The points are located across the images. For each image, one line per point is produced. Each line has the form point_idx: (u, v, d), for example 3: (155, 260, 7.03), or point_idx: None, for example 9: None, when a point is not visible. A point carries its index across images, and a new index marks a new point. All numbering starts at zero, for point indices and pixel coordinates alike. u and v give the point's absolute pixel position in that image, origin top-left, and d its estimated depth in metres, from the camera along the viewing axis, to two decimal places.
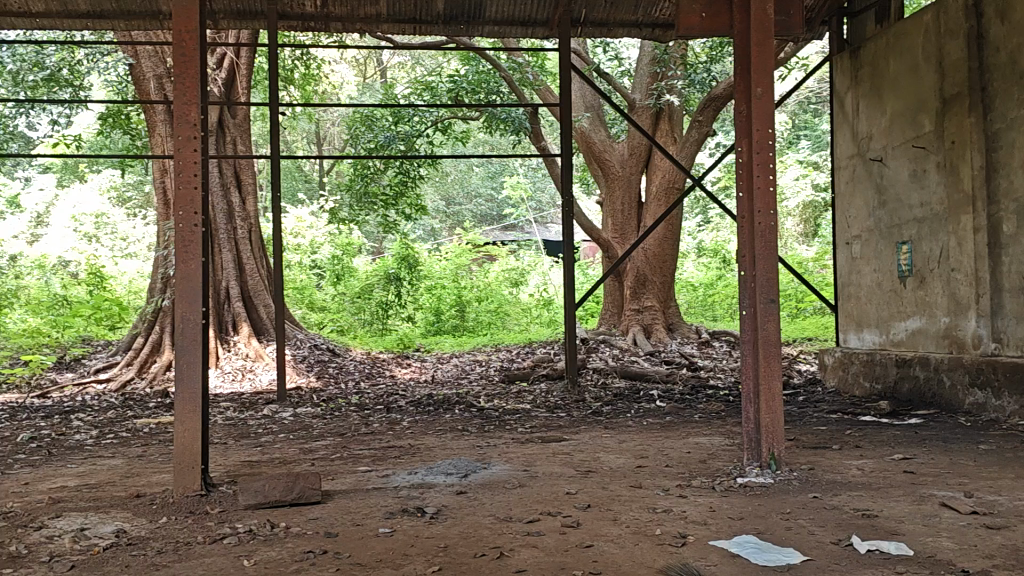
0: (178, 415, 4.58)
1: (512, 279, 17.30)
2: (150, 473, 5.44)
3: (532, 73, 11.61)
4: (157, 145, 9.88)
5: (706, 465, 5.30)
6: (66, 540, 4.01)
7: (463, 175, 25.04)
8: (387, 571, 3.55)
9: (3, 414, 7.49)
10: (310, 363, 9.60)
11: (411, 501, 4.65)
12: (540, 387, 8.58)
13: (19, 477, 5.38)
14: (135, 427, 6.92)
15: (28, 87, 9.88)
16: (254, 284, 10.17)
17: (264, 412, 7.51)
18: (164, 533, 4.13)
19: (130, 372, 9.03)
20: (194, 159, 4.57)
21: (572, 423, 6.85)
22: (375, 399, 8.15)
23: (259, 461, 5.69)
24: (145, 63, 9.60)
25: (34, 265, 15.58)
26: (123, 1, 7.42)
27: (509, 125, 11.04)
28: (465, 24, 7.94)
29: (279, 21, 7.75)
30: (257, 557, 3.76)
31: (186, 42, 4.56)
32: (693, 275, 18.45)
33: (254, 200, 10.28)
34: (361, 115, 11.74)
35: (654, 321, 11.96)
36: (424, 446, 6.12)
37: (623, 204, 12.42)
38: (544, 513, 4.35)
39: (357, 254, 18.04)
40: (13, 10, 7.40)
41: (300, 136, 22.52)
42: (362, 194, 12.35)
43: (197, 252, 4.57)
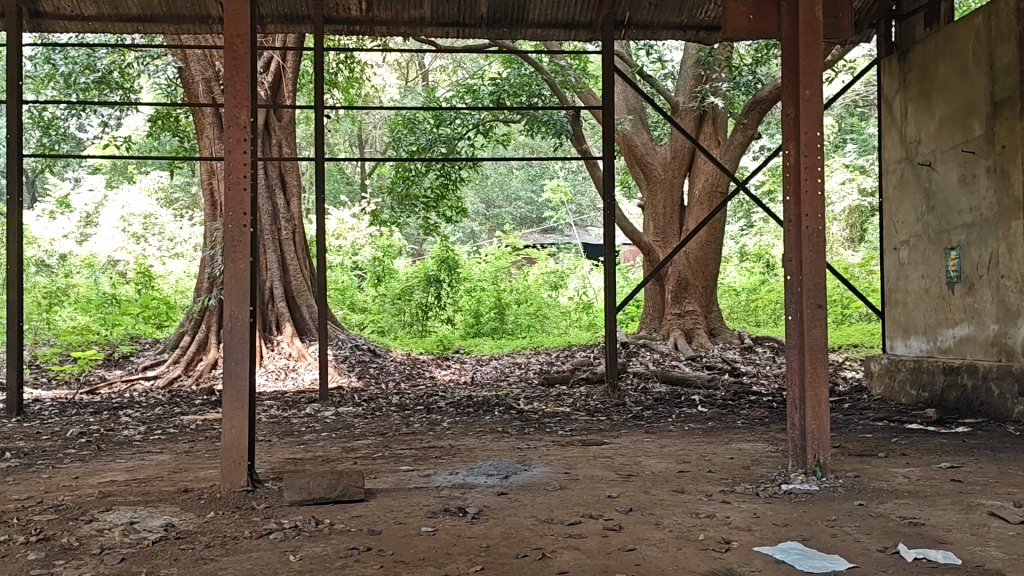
0: (226, 412, 4.65)
1: (552, 283, 17.33)
2: (197, 468, 5.52)
3: (575, 76, 11.65)
4: (206, 148, 10.02)
5: (750, 471, 5.25)
6: (116, 533, 4.09)
7: (503, 178, 25.28)
8: (430, 570, 3.57)
9: (54, 409, 7.65)
10: (351, 364, 9.69)
11: (453, 501, 4.67)
12: (580, 390, 8.59)
13: (70, 470, 5.50)
14: (182, 424, 7.04)
15: (79, 89, 10.02)
16: (298, 285, 10.27)
17: (307, 411, 7.59)
18: (212, 528, 4.19)
19: (177, 369, 9.18)
20: (245, 162, 4.64)
21: (613, 427, 6.84)
22: (416, 399, 8.22)
23: (303, 459, 5.74)
24: (195, 66, 9.79)
25: (84, 265, 15.91)
26: (173, 5, 7.55)
27: (551, 127, 11.07)
28: (509, 28, 7.95)
29: (325, 25, 7.82)
30: (303, 553, 3.81)
31: (237, 45, 4.64)
32: (735, 279, 18.31)
33: (298, 201, 10.38)
34: (403, 118, 11.79)
35: (695, 325, 11.90)
36: (466, 446, 6.15)
37: (664, 207, 12.38)
38: (586, 515, 4.35)
39: (398, 256, 18.14)
40: (65, 14, 7.56)
41: (342, 138, 22.73)
42: (403, 196, 12.43)
43: (246, 252, 4.63)
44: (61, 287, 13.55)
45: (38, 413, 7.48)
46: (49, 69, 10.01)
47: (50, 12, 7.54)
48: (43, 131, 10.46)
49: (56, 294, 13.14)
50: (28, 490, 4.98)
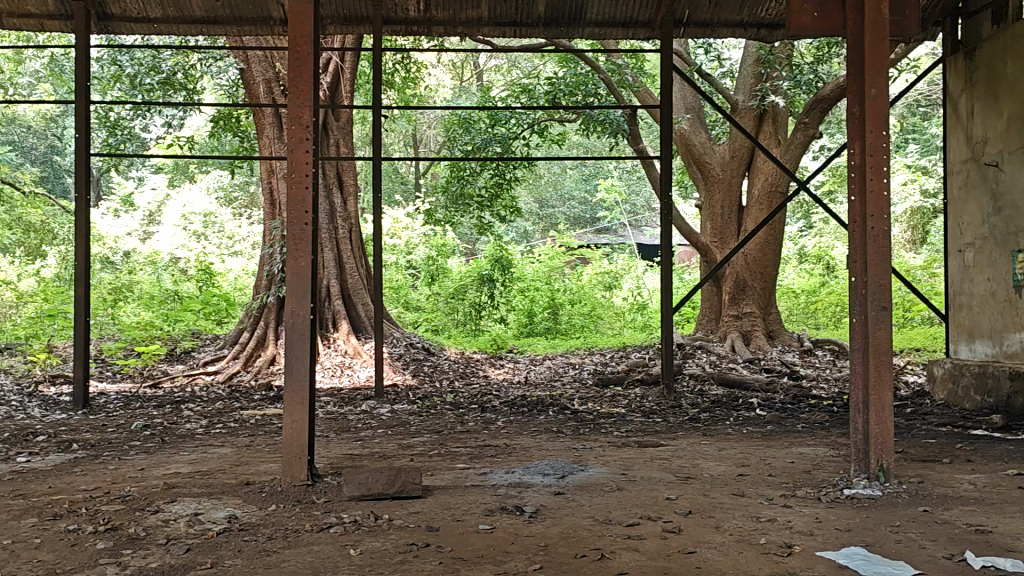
0: (286, 407, 4.71)
1: (606, 283, 17.26)
2: (258, 462, 5.61)
3: (631, 75, 11.58)
4: (266, 148, 10.16)
5: (811, 475, 5.17)
6: (182, 524, 4.17)
7: (557, 177, 25.29)
8: (489, 567, 3.58)
9: (119, 402, 7.84)
10: (406, 362, 9.75)
11: (511, 500, 4.68)
12: (636, 391, 8.55)
13: (135, 462, 5.62)
14: (242, 418, 7.16)
15: (145, 90, 10.26)
16: (354, 283, 10.38)
17: (362, 408, 7.67)
18: (273, 521, 4.26)
19: (237, 365, 9.34)
20: (306, 161, 4.70)
21: (669, 429, 6.79)
22: (470, 398, 8.23)
23: (361, 455, 5.79)
24: (256, 68, 9.96)
25: (147, 261, 16.27)
26: (236, 7, 7.67)
27: (606, 127, 11.03)
28: (567, 27, 7.94)
29: (384, 26, 7.90)
30: (363, 547, 3.85)
31: (300, 46, 4.69)
32: (793, 281, 18.07)
33: (355, 200, 10.50)
34: (459, 117, 11.84)
35: (754, 327, 11.76)
36: (521, 446, 6.15)
37: (722, 207, 12.26)
38: (645, 517, 4.32)
39: (452, 256, 18.20)
40: (131, 16, 7.74)
41: (397, 137, 22.93)
42: (458, 195, 12.50)
43: (307, 250, 4.69)
44: (125, 283, 13.87)
45: (103, 406, 7.67)
46: (115, 69, 10.23)
47: (117, 14, 7.73)
48: (110, 131, 10.72)
49: (121, 291, 13.46)
50: (96, 481, 5.11)
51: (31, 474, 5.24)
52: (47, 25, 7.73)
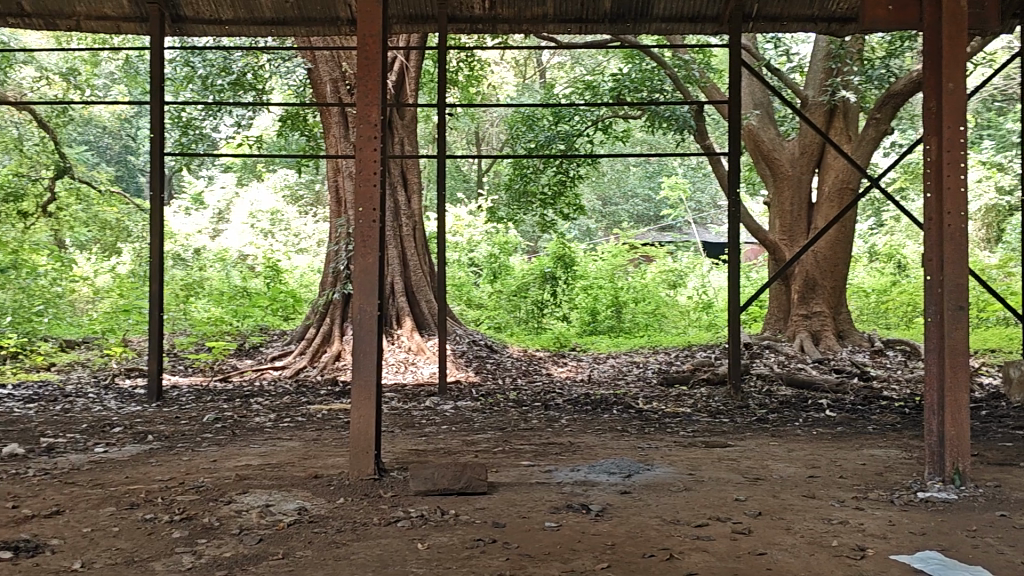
0: (354, 402, 4.77)
1: (670, 281, 17.08)
2: (326, 455, 5.70)
3: (698, 70, 11.46)
4: (332, 146, 10.30)
5: (883, 478, 5.06)
6: (254, 514, 4.26)
7: (620, 175, 25.17)
8: (556, 565, 3.59)
9: (191, 395, 8.04)
10: (469, 359, 9.81)
11: (577, 497, 4.67)
12: (701, 390, 8.46)
13: (208, 454, 5.75)
14: (309, 413, 7.28)
15: (216, 91, 10.54)
16: (417, 280, 10.47)
17: (426, 404, 7.74)
18: (342, 513, 4.32)
19: (303, 360, 9.50)
20: (375, 158, 4.75)
21: (736, 429, 6.71)
22: (533, 396, 8.24)
23: (426, 450, 5.83)
24: (323, 67, 10.12)
25: (216, 258, 16.63)
26: (305, 8, 7.76)
27: (673, 123, 10.97)
28: (633, 22, 7.88)
29: (449, 24, 7.94)
30: (430, 542, 3.88)
31: (368, 45, 4.74)
32: (863, 279, 17.70)
33: (418, 198, 10.58)
34: (522, 115, 11.87)
35: (823, 327, 11.56)
36: (586, 444, 6.14)
37: (792, 204, 12.08)
38: (714, 518, 4.27)
39: (515, 254, 18.22)
40: (203, 17, 7.90)
41: (460, 136, 23.08)
42: (521, 193, 12.54)
43: (374, 247, 4.74)
44: (196, 279, 14.21)
45: (176, 399, 7.87)
46: (187, 70, 10.50)
47: (190, 17, 7.91)
48: (182, 131, 11.07)
49: (193, 286, 13.80)
50: (171, 471, 5.24)
51: (109, 464, 5.40)
52: (123, 27, 7.94)
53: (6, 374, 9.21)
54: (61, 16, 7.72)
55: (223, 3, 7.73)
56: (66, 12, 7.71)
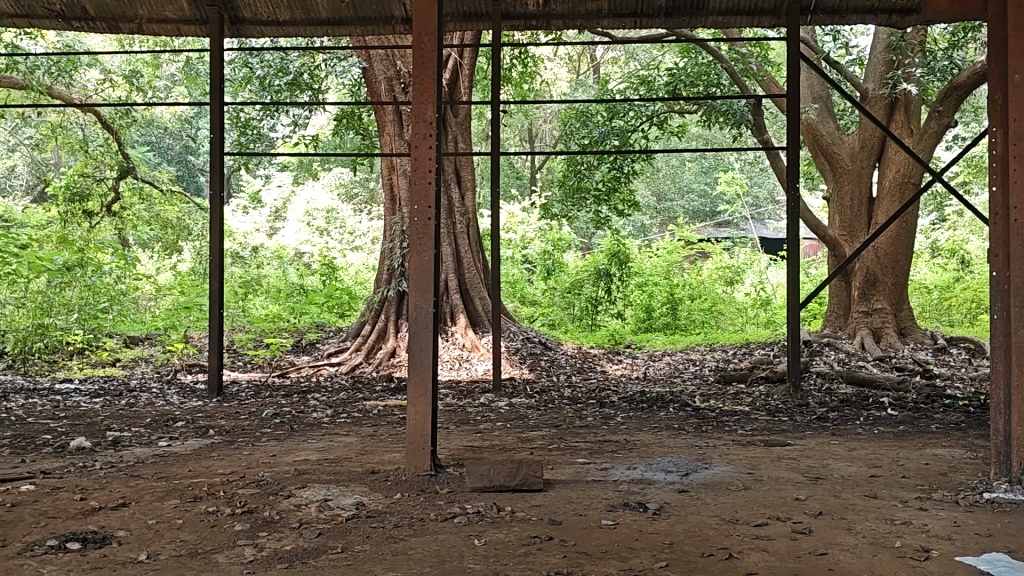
0: (410, 398, 4.81)
1: (727, 278, 16.88)
2: (382, 451, 5.75)
3: (756, 64, 11.32)
4: (387, 145, 10.38)
5: (948, 478, 4.93)
6: (313, 508, 4.32)
7: (675, 170, 24.97)
8: (614, 563, 3.56)
9: (250, 391, 8.19)
10: (523, 356, 9.82)
11: (633, 496, 4.64)
12: (760, 388, 8.35)
13: (268, 448, 5.85)
14: (365, 409, 7.36)
15: (274, 91, 10.71)
16: (471, 278, 10.50)
17: (481, 400, 7.77)
18: (400, 509, 4.35)
19: (358, 357, 9.60)
20: (430, 157, 4.77)
21: (796, 428, 6.61)
22: (588, 393, 8.22)
23: (481, 447, 5.86)
24: (378, 66, 10.21)
25: (274, 256, 16.91)
26: (359, 7, 7.80)
27: (730, 118, 10.84)
28: (689, 16, 7.80)
29: (503, 21, 7.97)
30: (487, 538, 3.89)
31: (424, 44, 4.76)
32: (925, 276, 17.31)
33: (472, 196, 10.62)
34: (576, 111, 11.83)
35: (884, 324, 11.34)
36: (642, 442, 6.10)
37: (852, 200, 11.86)
38: (773, 517, 4.21)
39: (568, 251, 18.21)
40: (262, 18, 8.02)
41: (513, 133, 23.13)
42: (575, 189, 12.51)
43: (430, 244, 4.76)
44: (254, 277, 14.45)
45: (236, 394, 8.01)
46: (246, 71, 10.71)
47: (248, 18, 8.04)
48: (241, 131, 11.29)
49: (251, 283, 14.05)
50: (232, 465, 5.33)
51: (173, 458, 5.51)
52: (183, 29, 8.09)
53: (73, 369, 9.46)
54: (124, 19, 7.87)
55: (281, 4, 7.82)
56: (130, 15, 7.85)
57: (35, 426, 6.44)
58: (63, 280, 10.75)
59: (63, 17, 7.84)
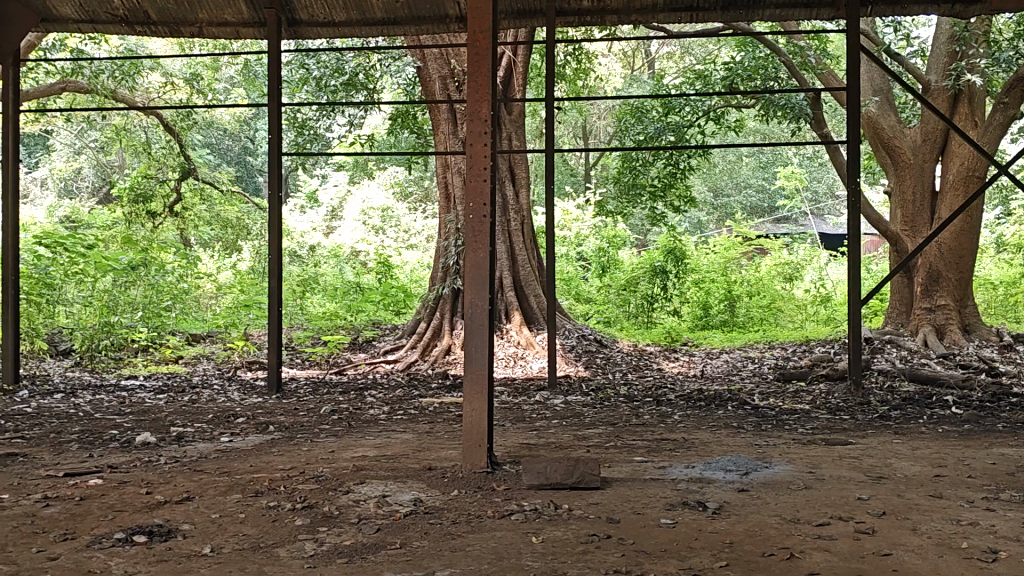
0: (467, 396, 4.83)
1: (786, 274, 16.61)
2: (439, 448, 5.78)
3: (815, 56, 11.16)
4: (441, 143, 10.43)
5: (1016, 478, 4.79)
6: (372, 504, 4.35)
7: (733, 166, 24.69)
8: (673, 562, 3.52)
9: (309, 388, 8.30)
10: (579, 354, 9.78)
11: (692, 495, 4.58)
12: (820, 386, 8.20)
13: (326, 444, 5.92)
14: (422, 406, 7.41)
15: (330, 91, 10.86)
16: (526, 275, 10.50)
17: (537, 398, 7.76)
18: (457, 505, 4.36)
19: (414, 354, 9.65)
20: (485, 154, 4.77)
21: (858, 427, 6.47)
22: (644, 391, 8.17)
23: (537, 445, 5.84)
24: (432, 65, 10.25)
25: (330, 255, 17.10)
26: (415, 7, 7.84)
27: (789, 112, 10.69)
28: (746, 9, 7.70)
29: (557, 18, 7.95)
30: (544, 536, 3.88)
31: (479, 41, 4.75)
32: (991, 272, 16.83)
33: (527, 194, 10.63)
34: (631, 107, 11.77)
35: (948, 321, 11.04)
36: (700, 440, 6.02)
37: (914, 194, 11.61)
38: (835, 517, 4.13)
39: (624, 248, 18.11)
40: (319, 20, 8.10)
41: (568, 129, 23.08)
42: (630, 185, 12.43)
43: (486, 242, 4.76)
44: (312, 276, 14.64)
45: (294, 391, 8.12)
46: (302, 73, 10.92)
47: (305, 20, 8.13)
48: (298, 131, 11.48)
49: (308, 282, 14.24)
50: (292, 461, 5.41)
51: (234, 454, 5.61)
52: (242, 32, 8.17)
53: (138, 366, 9.70)
54: (185, 22, 8.05)
55: (337, 4, 7.90)
56: (190, 18, 8.02)
57: (102, 421, 6.60)
58: (127, 279, 11.15)
59: (127, 22, 8.03)
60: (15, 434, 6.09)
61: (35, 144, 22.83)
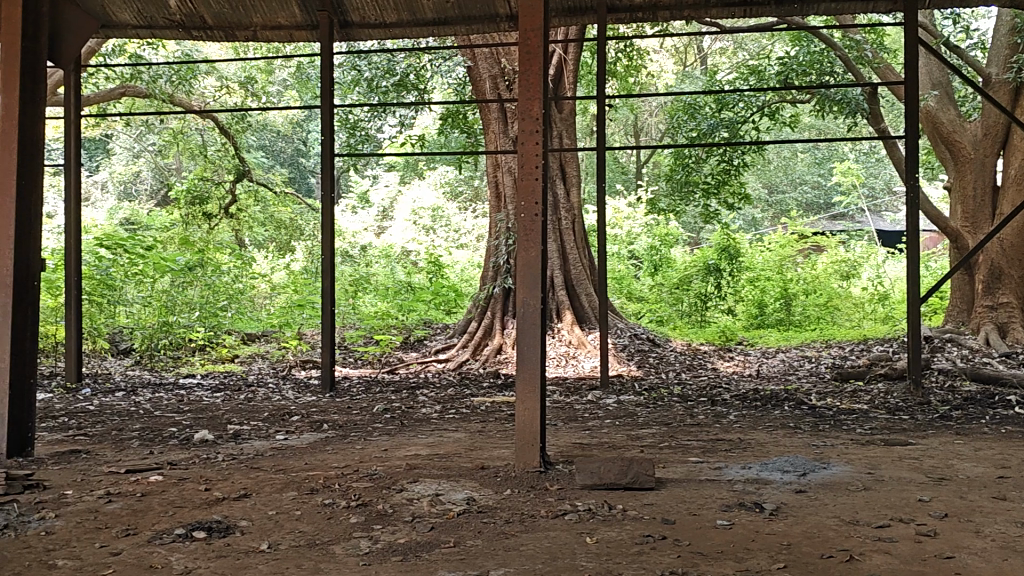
0: (519, 395, 4.81)
1: (843, 272, 16.30)
2: (491, 447, 5.77)
3: (871, 50, 10.99)
4: (492, 142, 10.45)
5: None
6: (425, 503, 4.36)
7: (788, 162, 24.34)
8: (729, 564, 3.47)
9: (362, 387, 8.38)
10: (631, 353, 9.71)
11: (748, 496, 4.51)
12: (878, 386, 8.02)
13: (379, 443, 5.95)
14: (473, 405, 7.42)
15: (381, 92, 11.09)
16: (577, 274, 10.46)
17: (589, 398, 7.72)
18: (510, 505, 4.35)
19: (465, 354, 9.67)
20: (537, 152, 4.75)
21: (918, 427, 6.31)
22: (698, 390, 8.08)
23: (590, 444, 5.80)
24: (482, 65, 10.26)
25: (382, 255, 17.23)
26: (465, 7, 7.85)
27: (844, 107, 10.50)
28: (800, 4, 7.58)
29: (608, 15, 7.89)
30: (599, 536, 3.84)
31: (531, 39, 4.73)
32: None
33: (577, 192, 10.60)
34: (684, 103, 11.67)
35: (1011, 319, 10.68)
36: (756, 441, 5.93)
37: (975, 189, 11.28)
38: (895, 519, 4.03)
39: (676, 247, 17.97)
40: (370, 22, 8.17)
41: (619, 127, 22.97)
42: (682, 183, 12.31)
43: (537, 240, 4.74)
44: (364, 275, 14.77)
45: (348, 390, 8.18)
46: (354, 74, 11.15)
47: (356, 22, 8.20)
48: (350, 132, 11.62)
49: (361, 282, 14.37)
50: (346, 459, 5.45)
51: (290, 451, 5.68)
52: (295, 35, 8.28)
53: (196, 365, 9.90)
54: (239, 27, 8.17)
55: (388, 6, 7.96)
56: (245, 22, 8.13)
57: (162, 419, 6.74)
58: (184, 280, 11.30)
59: (183, 27, 8.19)
60: (78, 431, 6.24)
61: (95, 149, 23.41)
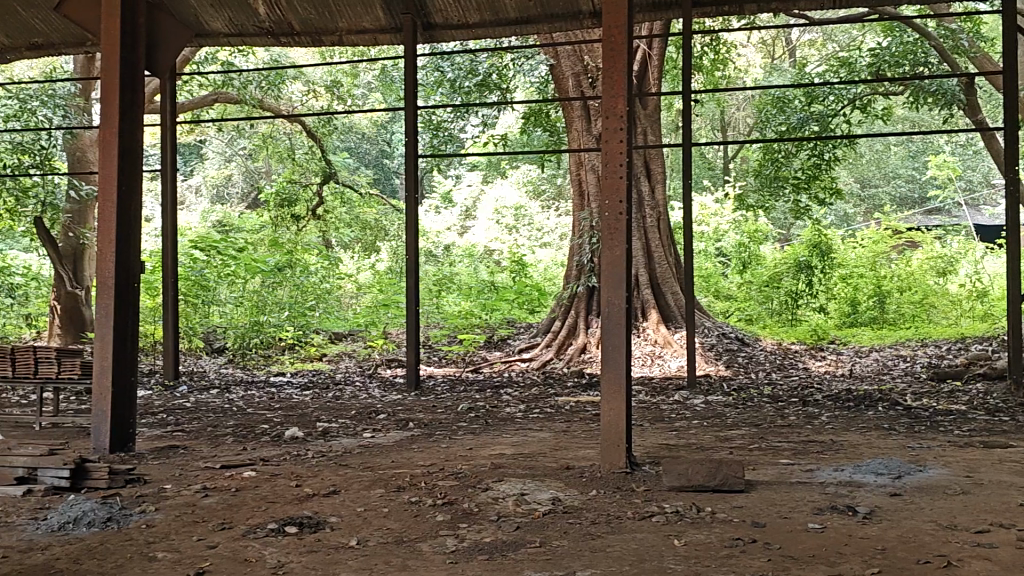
0: (604, 395, 4.78)
1: (939, 269, 15.70)
2: (577, 447, 5.74)
3: (968, 39, 10.58)
4: (575, 140, 10.40)
5: None
6: (511, 502, 4.36)
7: (881, 155, 23.60)
8: (821, 568, 3.37)
9: (447, 385, 8.45)
10: (718, 352, 9.55)
11: (841, 499, 4.37)
12: (976, 386, 7.69)
13: (464, 442, 5.98)
14: (557, 404, 7.41)
15: (463, 92, 11.11)
16: (662, 272, 10.34)
17: (675, 398, 7.61)
18: (596, 506, 4.31)
19: (549, 353, 9.65)
20: (620, 150, 4.68)
21: (1021, 429, 6.03)
22: (788, 390, 7.90)
23: (677, 445, 5.71)
24: (565, 62, 10.24)
25: (466, 254, 17.34)
26: (547, 4, 7.82)
27: (940, 98, 10.12)
28: None
29: (693, 9, 7.74)
30: (687, 538, 3.78)
31: (615, 36, 4.67)
32: None
33: (663, 189, 10.48)
34: (772, 97, 11.42)
35: None
36: (850, 443, 5.75)
37: None
38: (996, 524, 3.85)
39: (765, 245, 17.61)
40: (453, 22, 8.22)
41: (705, 122, 22.64)
42: (772, 179, 12.04)
43: (622, 240, 4.68)
44: (448, 274, 14.90)
45: (433, 389, 8.25)
46: (437, 76, 11.23)
47: (440, 23, 8.26)
48: (434, 133, 11.75)
49: (445, 282, 14.51)
50: (432, 457, 5.49)
51: (377, 449, 5.76)
52: (380, 38, 8.35)
53: (286, 364, 10.13)
54: (326, 32, 8.30)
55: (471, 7, 8.00)
56: (332, 27, 8.26)
57: (254, 416, 6.93)
58: (274, 280, 11.61)
59: (272, 34, 8.37)
60: (175, 427, 6.45)
61: (190, 153, 24.23)
